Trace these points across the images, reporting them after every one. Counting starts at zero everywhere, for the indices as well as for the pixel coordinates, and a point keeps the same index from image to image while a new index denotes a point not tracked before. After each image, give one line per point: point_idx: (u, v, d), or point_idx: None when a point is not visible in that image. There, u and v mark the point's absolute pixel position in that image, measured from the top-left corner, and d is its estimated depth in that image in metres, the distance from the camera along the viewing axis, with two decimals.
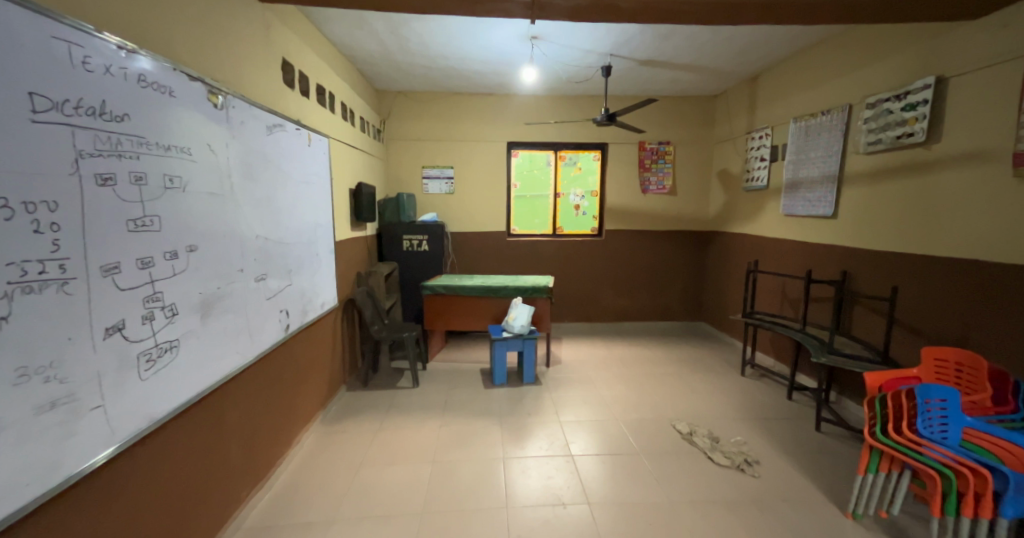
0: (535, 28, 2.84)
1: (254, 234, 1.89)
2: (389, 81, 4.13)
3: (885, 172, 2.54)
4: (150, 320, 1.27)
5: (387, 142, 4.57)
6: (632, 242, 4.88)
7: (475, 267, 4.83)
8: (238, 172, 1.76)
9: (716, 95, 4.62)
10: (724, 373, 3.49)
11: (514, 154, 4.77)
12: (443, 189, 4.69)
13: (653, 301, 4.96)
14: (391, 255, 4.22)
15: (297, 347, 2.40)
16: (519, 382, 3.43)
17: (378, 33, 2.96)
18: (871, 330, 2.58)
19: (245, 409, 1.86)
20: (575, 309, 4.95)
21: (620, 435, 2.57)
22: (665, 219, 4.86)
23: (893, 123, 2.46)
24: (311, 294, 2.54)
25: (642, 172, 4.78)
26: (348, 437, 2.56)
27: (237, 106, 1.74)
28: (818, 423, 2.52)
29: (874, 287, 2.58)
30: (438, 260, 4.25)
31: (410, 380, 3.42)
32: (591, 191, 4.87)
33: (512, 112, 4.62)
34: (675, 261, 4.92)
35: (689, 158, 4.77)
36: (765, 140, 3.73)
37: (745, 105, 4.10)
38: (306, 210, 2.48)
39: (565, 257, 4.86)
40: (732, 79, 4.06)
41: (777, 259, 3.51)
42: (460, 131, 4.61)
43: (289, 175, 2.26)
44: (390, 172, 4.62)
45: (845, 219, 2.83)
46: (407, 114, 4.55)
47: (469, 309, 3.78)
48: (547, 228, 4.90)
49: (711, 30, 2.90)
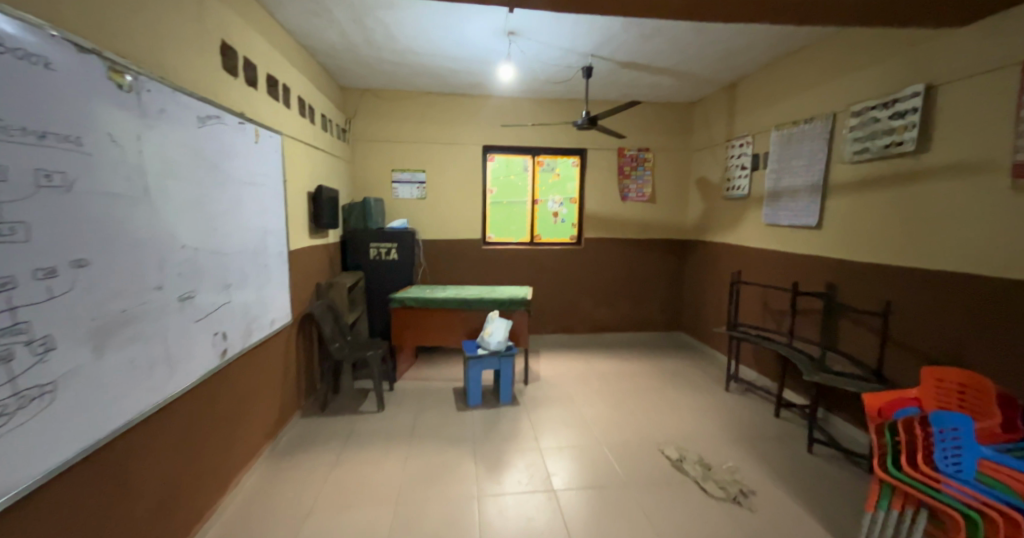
0: (513, 21, 2.64)
1: (181, 244, 1.58)
2: (355, 77, 3.85)
3: (872, 182, 2.47)
4: (7, 361, 0.96)
5: (354, 143, 4.27)
6: (611, 251, 4.74)
7: (448, 277, 4.56)
8: (158, 169, 1.45)
9: (695, 102, 4.57)
10: (708, 389, 3.36)
11: (490, 158, 4.56)
12: (415, 194, 4.41)
13: (633, 311, 4.83)
14: (356, 264, 3.91)
15: (238, 375, 2.06)
16: (495, 402, 3.18)
17: (340, 21, 2.70)
18: (859, 345, 2.49)
19: (163, 456, 1.54)
20: (553, 321, 4.75)
21: (605, 463, 2.36)
22: (644, 227, 4.75)
23: (880, 132, 2.39)
24: (256, 312, 2.21)
25: (621, 180, 4.66)
26: (300, 475, 2.24)
27: (155, 89, 1.43)
28: (811, 445, 2.39)
29: (861, 299, 2.49)
30: (408, 269, 3.97)
31: (375, 403, 3.10)
32: (570, 198, 4.71)
33: (488, 114, 4.41)
34: (655, 271, 4.81)
35: (668, 166, 4.69)
36: (746, 148, 3.67)
37: (724, 112, 4.05)
38: (251, 215, 2.17)
39: (544, 266, 4.66)
40: (711, 86, 4.00)
41: (759, 270, 3.43)
42: (432, 132, 4.36)
43: (229, 174, 1.94)
44: (356, 175, 4.31)
45: (830, 229, 2.76)
46: (375, 113, 4.26)
47: (442, 323, 3.51)
48: (525, 236, 4.69)
49: (696, 30, 2.78)
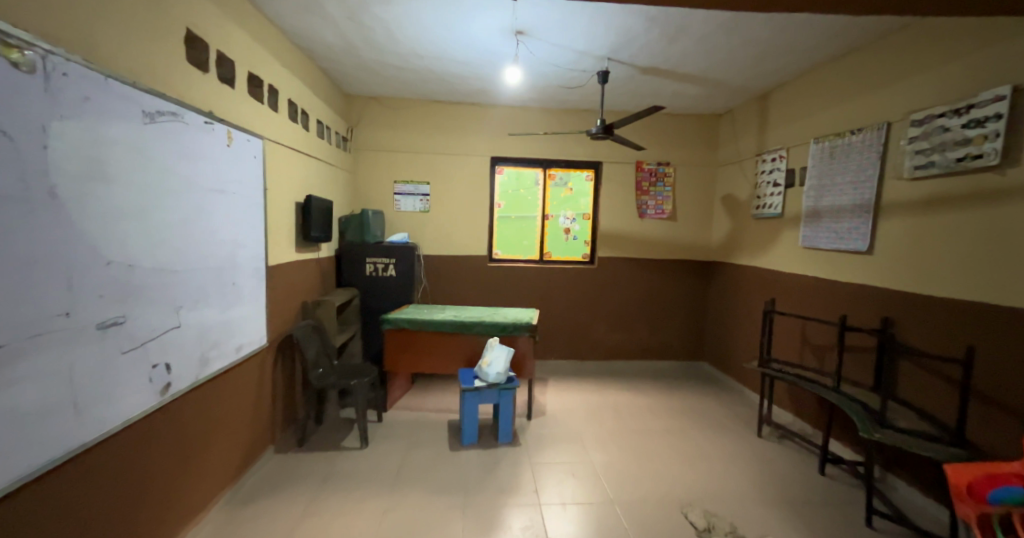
0: (522, 19, 2.39)
1: (106, 260, 1.32)
2: (358, 84, 3.67)
3: (940, 202, 2.11)
4: None
5: (355, 152, 4.07)
6: (627, 272, 4.39)
7: (451, 295, 4.27)
8: (75, 169, 1.20)
9: (721, 114, 4.26)
10: (736, 435, 2.95)
11: (498, 170, 4.30)
12: (418, 207, 4.16)
13: (651, 337, 4.44)
14: (351, 280, 3.66)
15: (190, 412, 1.78)
16: (493, 441, 2.83)
17: (335, 19, 2.50)
18: (926, 395, 2.09)
19: (70, 523, 1.24)
20: (563, 346, 4.40)
21: (616, 527, 1.99)
22: (664, 247, 4.41)
23: (951, 143, 2.03)
24: (218, 338, 1.93)
25: (639, 195, 4.35)
26: (258, 527, 1.92)
27: (75, 74, 1.19)
28: (869, 517, 1.98)
29: (929, 342, 2.10)
30: (407, 287, 3.72)
31: (358, 437, 2.78)
32: (583, 214, 4.40)
33: (498, 124, 4.17)
34: (675, 294, 4.43)
35: (691, 182, 4.37)
36: (780, 163, 3.33)
37: (755, 124, 3.73)
38: (217, 227, 1.91)
39: (553, 285, 4.33)
40: (740, 96, 3.70)
41: (795, 298, 3.06)
42: (438, 141, 4.13)
43: (186, 180, 1.69)
44: (357, 185, 4.10)
45: (886, 254, 2.39)
46: (380, 122, 4.07)
47: (438, 349, 3.20)
48: (534, 253, 4.38)
49: (726, 29, 2.48)
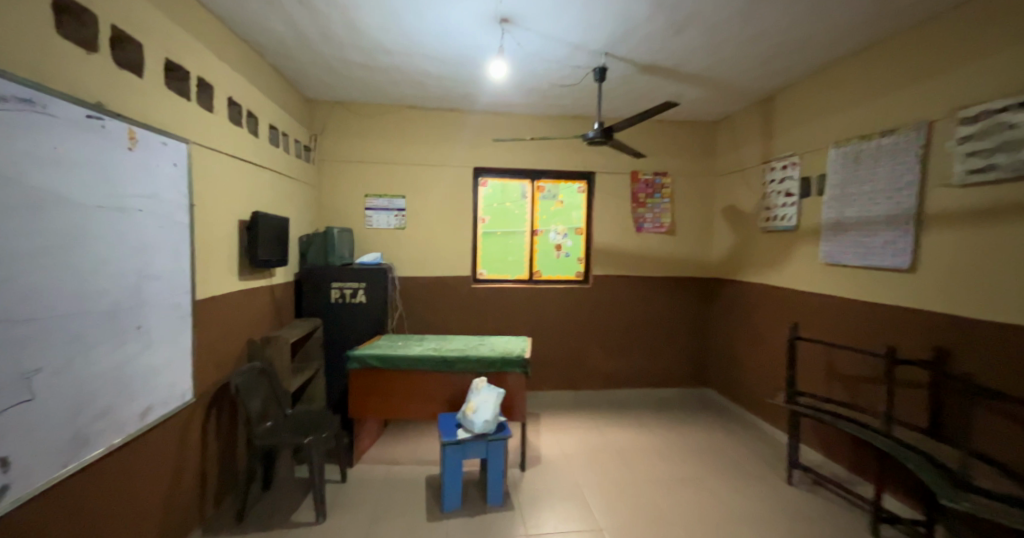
0: (506, 4, 2.02)
1: None
2: (322, 86, 3.26)
3: (1005, 212, 1.79)
4: None
5: (320, 163, 3.63)
6: (624, 291, 4.01)
7: (430, 322, 3.81)
8: None
9: (719, 121, 3.99)
10: (763, 483, 2.54)
11: (482, 182, 3.91)
12: (392, 223, 3.72)
13: (652, 362, 4.05)
14: (314, 309, 3.20)
15: (56, 516, 1.27)
16: (480, 505, 2.35)
17: (283, 5, 2.09)
18: (1006, 444, 1.74)
19: None
20: (556, 375, 3.96)
21: None
22: (663, 263, 4.06)
23: (1016, 143, 1.74)
24: (107, 404, 1.43)
25: (635, 208, 4.01)
26: None
27: None
28: None
29: (1002, 379, 1.76)
30: (380, 315, 3.27)
31: (314, 507, 2.27)
32: (575, 229, 4.03)
33: (481, 132, 3.79)
34: (677, 315, 4.07)
35: (690, 193, 4.06)
36: (792, 171, 3.05)
37: (759, 131, 3.45)
38: (109, 255, 1.43)
39: (545, 308, 3.92)
40: (742, 100, 3.43)
41: (819, 322, 2.73)
42: (415, 151, 3.73)
43: (51, 193, 1.22)
44: (323, 200, 3.64)
45: (935, 272, 2.06)
46: (348, 129, 3.64)
47: (415, 390, 2.73)
48: (522, 272, 3.97)
49: (743, 17, 2.16)
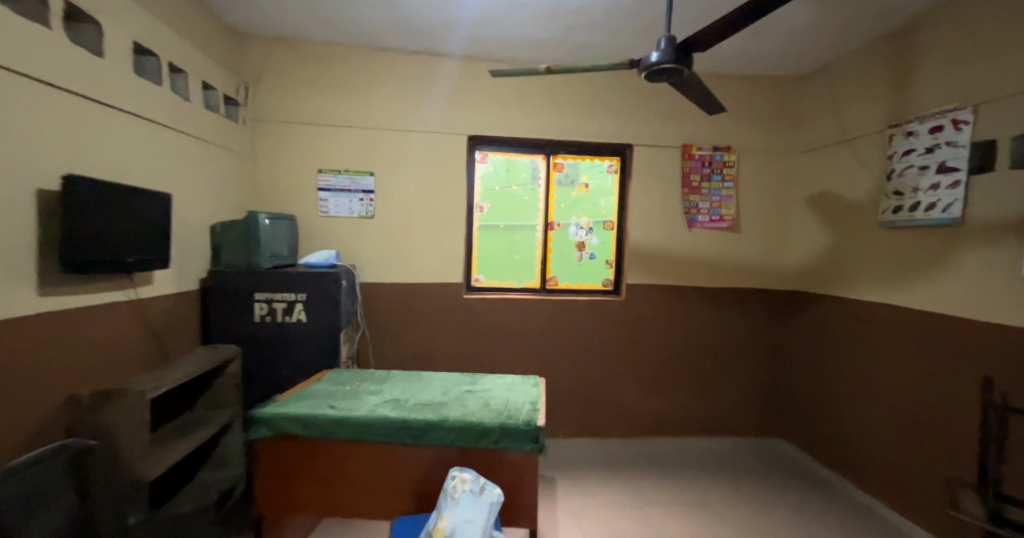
0: None
1: None
2: (252, 9, 2.25)
3: None
4: None
5: (253, 125, 2.61)
6: (670, 307, 2.96)
7: (404, 346, 2.78)
8: None
9: (810, 77, 2.90)
10: None
11: (480, 157, 2.87)
12: (355, 210, 2.70)
13: (706, 403, 3.00)
14: (229, 331, 2.20)
15: None
16: None
17: None
18: None
19: None
20: (576, 419, 2.93)
21: None
22: (724, 270, 2.99)
23: None
24: None
25: (686, 194, 2.94)
26: None
27: None
28: None
29: None
30: (327, 340, 2.26)
31: None
32: (604, 222, 2.97)
33: (481, 87, 2.77)
34: (741, 339, 3.01)
35: (762, 175, 3.00)
36: (953, 133, 1.96)
37: (882, 81, 2.38)
38: None
39: (563, 329, 2.88)
40: (859, 35, 2.36)
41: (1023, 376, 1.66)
42: (388, 110, 2.70)
43: None
44: (258, 177, 2.63)
45: None
46: (297, 78, 2.62)
47: (361, 472, 1.70)
48: (531, 279, 2.92)
49: None
